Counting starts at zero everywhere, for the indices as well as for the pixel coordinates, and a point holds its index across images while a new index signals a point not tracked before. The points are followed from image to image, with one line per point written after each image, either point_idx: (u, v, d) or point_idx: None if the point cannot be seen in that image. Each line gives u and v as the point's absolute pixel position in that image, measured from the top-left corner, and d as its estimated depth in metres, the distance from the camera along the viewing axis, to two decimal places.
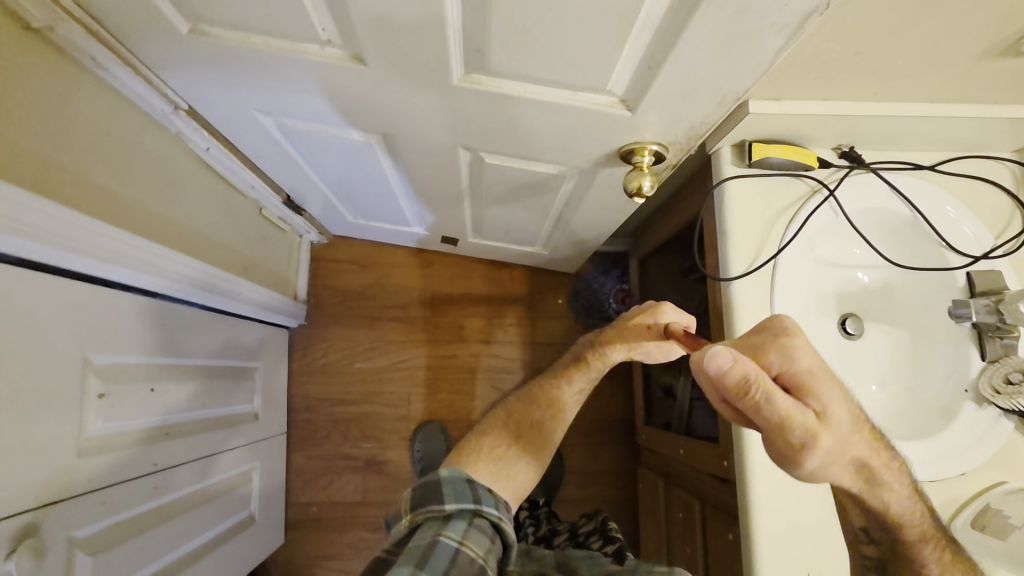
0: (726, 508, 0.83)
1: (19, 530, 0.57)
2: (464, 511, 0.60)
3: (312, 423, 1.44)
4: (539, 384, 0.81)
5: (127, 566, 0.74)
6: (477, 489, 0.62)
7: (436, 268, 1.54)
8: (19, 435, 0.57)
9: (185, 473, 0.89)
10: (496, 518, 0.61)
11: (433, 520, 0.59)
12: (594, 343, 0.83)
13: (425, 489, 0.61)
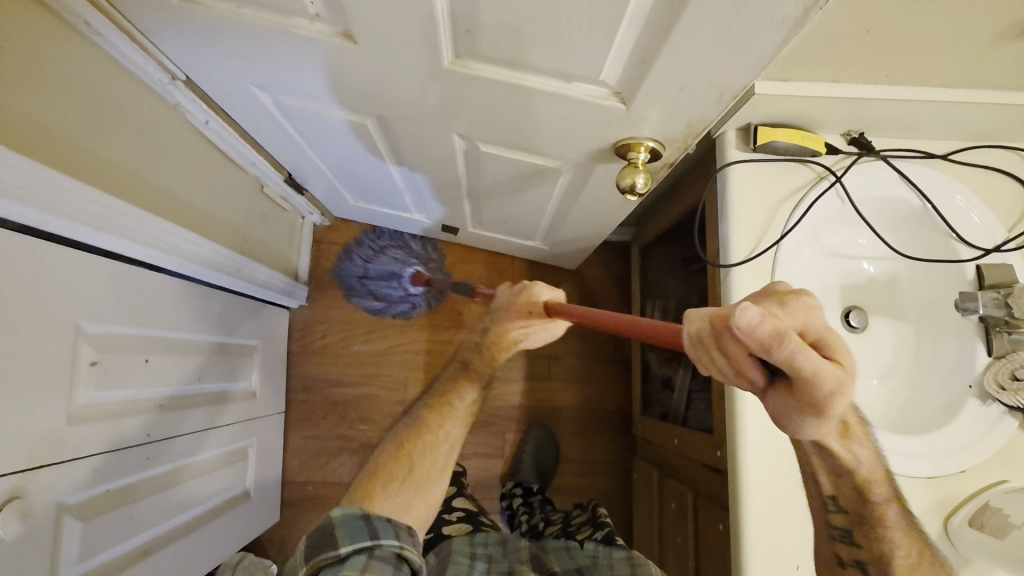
0: (716, 500, 0.82)
1: (4, 493, 0.57)
2: (361, 550, 0.59)
3: (310, 403, 1.45)
4: (428, 406, 0.79)
5: (117, 534, 0.75)
6: (371, 522, 0.62)
7: (437, 253, 1.52)
8: (6, 399, 0.57)
9: (179, 445, 0.89)
10: (395, 546, 0.60)
11: (328, 567, 0.58)
12: (480, 349, 0.85)
13: (319, 538, 0.61)
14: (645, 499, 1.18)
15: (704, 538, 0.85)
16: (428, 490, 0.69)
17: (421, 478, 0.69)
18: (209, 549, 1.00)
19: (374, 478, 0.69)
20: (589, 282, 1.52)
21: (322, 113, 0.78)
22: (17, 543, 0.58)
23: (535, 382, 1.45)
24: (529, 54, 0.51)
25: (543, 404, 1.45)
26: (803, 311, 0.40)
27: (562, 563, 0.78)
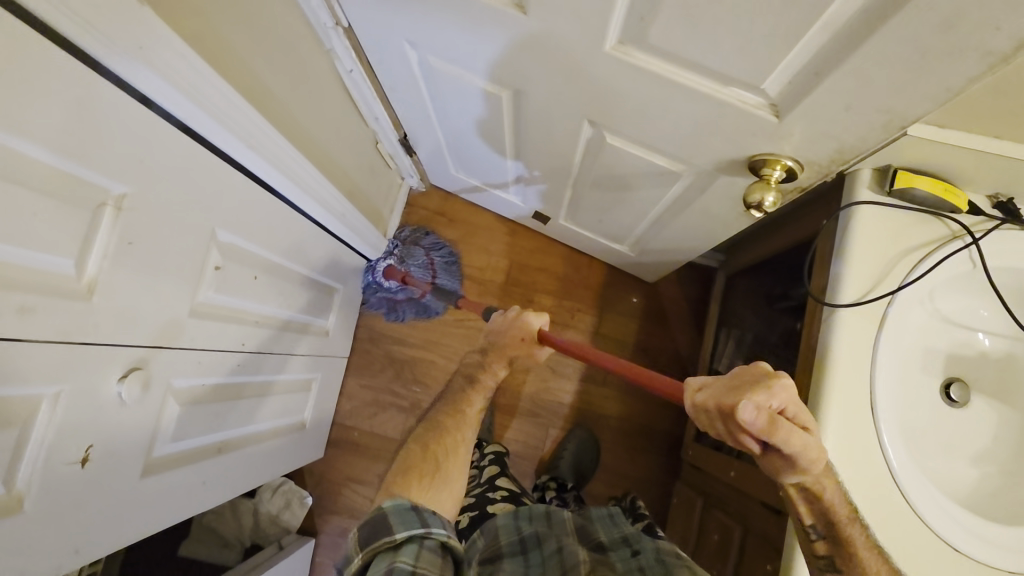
0: (767, 540, 0.80)
1: (134, 362, 0.63)
2: (413, 538, 0.63)
3: (372, 354, 1.50)
4: (438, 412, 0.80)
5: (202, 425, 0.81)
6: (422, 514, 0.65)
7: (520, 238, 1.54)
8: (153, 280, 0.63)
9: (262, 361, 0.96)
10: (443, 536, 0.64)
11: (383, 553, 0.62)
12: (481, 363, 0.84)
13: (372, 527, 0.65)
14: (682, 528, 1.16)
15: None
16: (454, 489, 0.72)
17: (447, 479, 0.72)
18: (265, 464, 1.06)
19: (403, 476, 0.71)
20: (663, 299, 1.50)
21: (461, 78, 0.81)
22: (133, 408, 0.64)
23: (589, 386, 1.45)
24: (697, 51, 0.52)
25: (593, 408, 1.44)
26: (783, 388, 0.51)
27: (608, 534, 0.82)
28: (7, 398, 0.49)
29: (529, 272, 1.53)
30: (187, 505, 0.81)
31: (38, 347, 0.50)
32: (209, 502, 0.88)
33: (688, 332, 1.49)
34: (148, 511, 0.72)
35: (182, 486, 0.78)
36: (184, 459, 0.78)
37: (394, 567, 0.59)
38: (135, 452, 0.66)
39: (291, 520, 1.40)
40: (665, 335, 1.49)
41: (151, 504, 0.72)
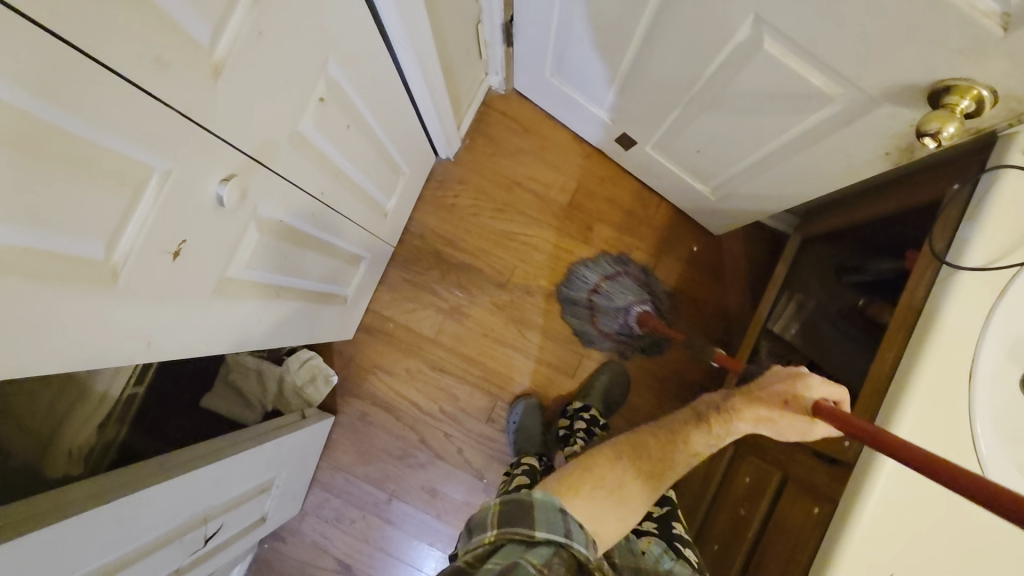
0: (813, 487, 0.80)
1: (236, 167, 0.59)
2: (552, 543, 0.61)
3: (420, 250, 1.44)
4: (643, 437, 0.78)
5: (270, 263, 0.79)
6: (567, 520, 0.64)
7: (591, 163, 1.48)
8: (272, 84, 0.59)
9: (328, 217, 0.92)
10: (583, 554, 0.62)
11: (519, 542, 0.61)
12: (717, 409, 0.79)
13: (519, 509, 0.64)
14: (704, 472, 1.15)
15: (780, 519, 0.84)
16: (626, 514, 0.70)
17: (627, 500, 0.71)
18: (311, 326, 1.05)
19: (570, 480, 0.71)
20: (723, 254, 1.46)
21: None
22: (224, 215, 0.61)
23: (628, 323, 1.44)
24: None
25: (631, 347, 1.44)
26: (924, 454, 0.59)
27: (622, 556, 0.75)
28: (124, 157, 0.45)
29: (614, 218, 1.46)
30: (240, 339, 0.79)
31: (156, 108, 0.45)
32: (260, 343, 0.86)
33: (742, 294, 1.45)
34: (209, 331, 0.68)
35: (241, 318, 0.76)
36: (250, 291, 0.76)
37: (523, 563, 0.58)
38: (214, 262, 0.63)
39: (311, 396, 1.38)
40: (717, 290, 1.46)
41: (214, 325, 0.69)
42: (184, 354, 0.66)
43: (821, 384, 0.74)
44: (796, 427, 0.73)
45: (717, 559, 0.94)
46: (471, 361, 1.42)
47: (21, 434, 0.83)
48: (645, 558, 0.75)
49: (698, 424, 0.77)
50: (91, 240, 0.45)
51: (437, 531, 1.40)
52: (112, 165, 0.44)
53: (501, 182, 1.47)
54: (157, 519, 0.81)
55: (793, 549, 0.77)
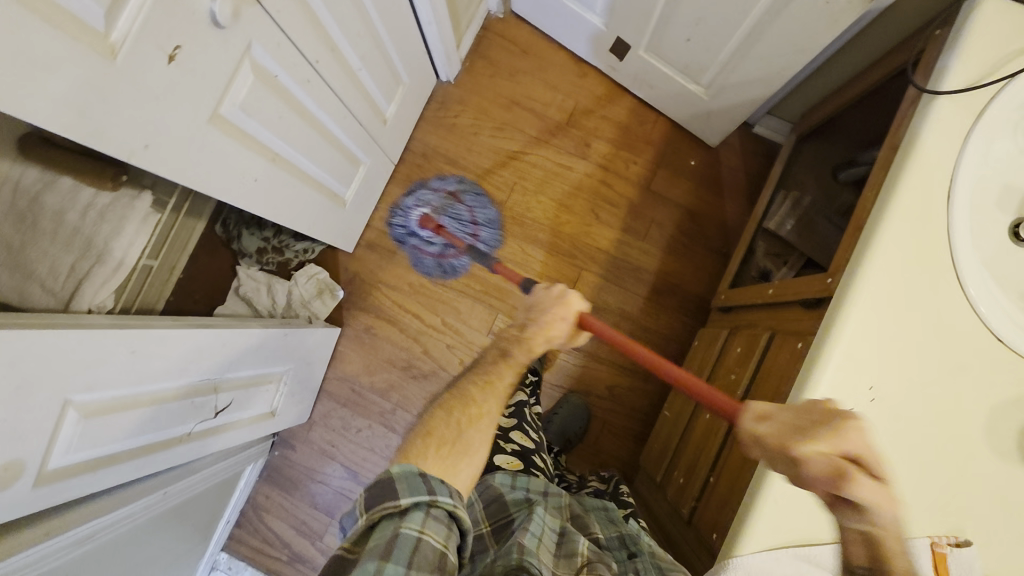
0: (800, 331, 0.81)
1: None
2: (419, 503, 0.62)
3: (422, 169, 1.48)
4: (463, 387, 0.78)
5: (265, 116, 0.84)
6: (429, 480, 0.64)
7: (588, 81, 1.49)
8: None
9: (325, 94, 0.97)
10: (450, 504, 0.64)
11: (389, 517, 0.62)
12: (512, 336, 0.83)
13: (377, 488, 0.64)
14: (700, 359, 1.18)
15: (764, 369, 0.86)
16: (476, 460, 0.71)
17: (468, 450, 0.71)
18: (309, 211, 1.12)
19: (422, 442, 0.71)
20: (722, 167, 1.47)
21: None
22: (218, 33, 0.65)
23: (628, 237, 1.46)
24: None
25: (630, 259, 1.45)
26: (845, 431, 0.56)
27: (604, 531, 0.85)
28: None
29: (610, 134, 1.48)
30: (237, 187, 0.85)
31: None
32: (258, 207, 0.94)
33: (740, 206, 1.46)
34: (200, 166, 0.74)
35: (233, 163, 0.81)
36: (242, 138, 0.81)
37: (400, 533, 0.60)
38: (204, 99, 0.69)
39: (319, 309, 1.41)
40: (716, 204, 1.47)
41: (215, 161, 0.77)
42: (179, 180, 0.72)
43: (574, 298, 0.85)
44: (559, 319, 0.83)
45: (709, 426, 0.96)
46: (473, 276, 1.46)
47: (42, 293, 0.89)
48: (625, 524, 0.86)
49: (503, 361, 0.80)
50: (94, 3, 0.50)
51: None
52: None
53: (500, 102, 1.50)
54: (168, 369, 0.87)
55: (777, 390, 0.78)
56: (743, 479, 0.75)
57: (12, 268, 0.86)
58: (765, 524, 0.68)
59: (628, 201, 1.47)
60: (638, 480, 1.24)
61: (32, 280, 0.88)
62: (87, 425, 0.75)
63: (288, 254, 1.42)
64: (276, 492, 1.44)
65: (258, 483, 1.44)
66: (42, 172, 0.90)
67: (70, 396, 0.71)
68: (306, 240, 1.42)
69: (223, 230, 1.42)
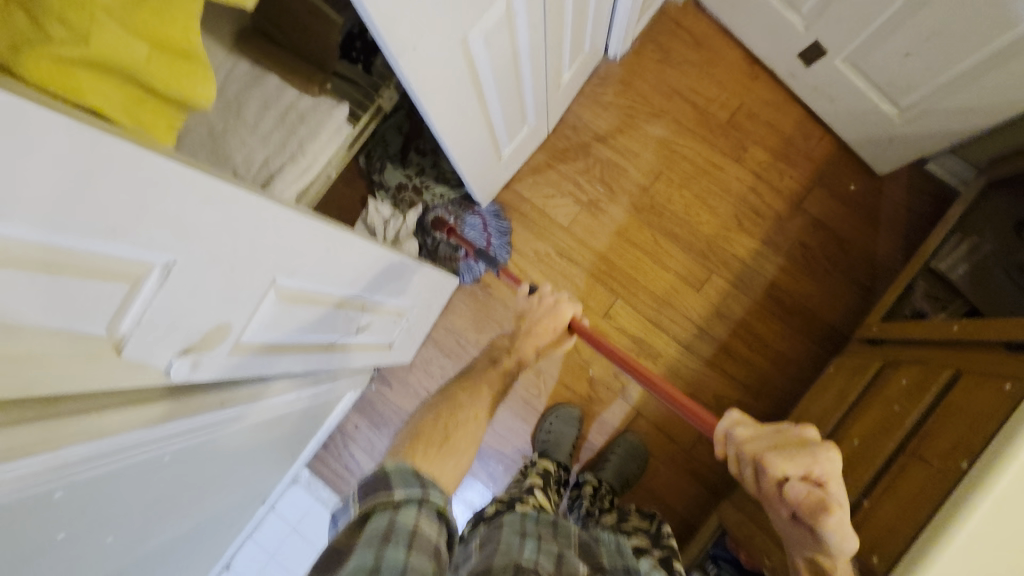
0: (1007, 371, 0.76)
1: None
2: (412, 499, 0.65)
3: (570, 140, 1.47)
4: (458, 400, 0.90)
5: (494, 53, 0.88)
6: (420, 479, 0.68)
7: (758, 85, 1.45)
8: None
9: (538, 45, 0.99)
10: (442, 505, 0.67)
11: (385, 507, 0.63)
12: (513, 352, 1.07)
13: (370, 484, 0.66)
14: (837, 387, 1.13)
15: (946, 406, 0.82)
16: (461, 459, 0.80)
17: (454, 449, 0.80)
18: (475, 155, 1.12)
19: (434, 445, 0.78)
20: (883, 199, 1.40)
21: None
22: None
23: (766, 250, 1.41)
24: None
25: (763, 273, 1.41)
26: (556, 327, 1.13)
27: (611, 559, 0.78)
28: None
29: (770, 142, 1.43)
30: (446, 111, 0.88)
31: None
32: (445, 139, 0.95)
33: (895, 242, 1.39)
34: (430, 80, 0.78)
35: (451, 89, 0.85)
36: (468, 65, 0.84)
37: (397, 522, 0.62)
38: (457, 18, 0.73)
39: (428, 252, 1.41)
40: (867, 234, 1.40)
41: (441, 76, 0.80)
42: (398, 73, 0.72)
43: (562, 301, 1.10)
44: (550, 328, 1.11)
45: (857, 454, 0.92)
46: (599, 257, 1.44)
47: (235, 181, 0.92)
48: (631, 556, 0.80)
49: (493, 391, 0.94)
50: None
51: (532, 409, 1.43)
52: None
53: (662, 90, 1.47)
54: (346, 274, 0.90)
55: (971, 429, 0.74)
56: (919, 511, 0.72)
57: (212, 150, 0.91)
58: (954, 563, 0.64)
59: (774, 213, 1.42)
60: (739, 493, 1.20)
61: (229, 165, 0.92)
62: (280, 307, 0.78)
63: (426, 195, 1.42)
64: (365, 423, 1.47)
65: (349, 412, 1.48)
66: (253, 68, 0.96)
67: (277, 276, 0.74)
68: (446, 186, 1.42)
69: (365, 161, 1.42)
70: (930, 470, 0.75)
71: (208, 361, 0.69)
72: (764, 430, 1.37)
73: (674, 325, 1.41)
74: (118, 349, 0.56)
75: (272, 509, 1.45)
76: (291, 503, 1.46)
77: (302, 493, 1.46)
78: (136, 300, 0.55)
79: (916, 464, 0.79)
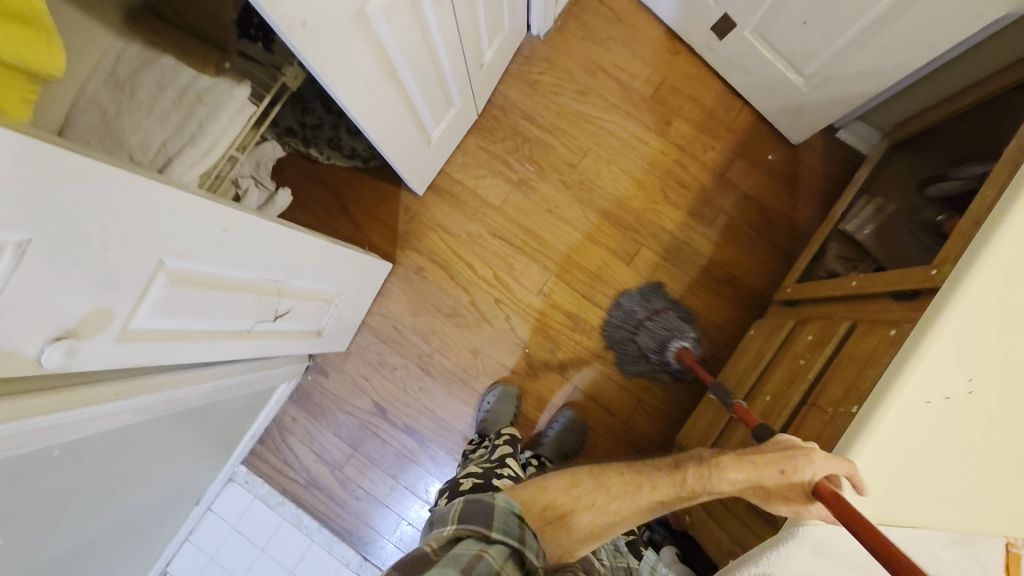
0: (890, 320, 0.80)
1: None
2: (507, 545, 0.60)
3: (499, 121, 1.46)
4: None
5: (401, 32, 0.87)
6: (524, 528, 0.63)
7: (679, 60, 1.47)
8: None
9: (447, 19, 0.97)
10: (533, 563, 0.61)
11: (475, 538, 0.60)
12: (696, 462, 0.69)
13: (474, 509, 0.63)
14: (757, 347, 1.17)
15: (841, 356, 0.85)
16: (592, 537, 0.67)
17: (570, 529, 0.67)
18: (400, 138, 1.10)
19: None
20: (801, 168, 1.45)
21: None
22: None
23: (692, 221, 1.44)
24: None
25: (690, 244, 1.44)
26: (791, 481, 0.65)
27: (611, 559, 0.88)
28: None
29: (692, 116, 1.46)
30: (356, 92, 0.86)
31: None
32: (362, 119, 0.93)
33: (812, 208, 1.44)
34: (332, 56, 0.75)
35: (357, 67, 0.82)
36: (375, 44, 0.83)
37: (483, 555, 0.57)
38: None
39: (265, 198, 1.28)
40: (787, 202, 1.44)
41: (347, 57, 0.78)
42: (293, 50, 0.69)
43: (820, 454, 0.63)
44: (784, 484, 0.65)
45: (768, 408, 0.96)
46: (532, 235, 1.44)
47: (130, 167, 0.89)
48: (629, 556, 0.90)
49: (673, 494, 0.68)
50: None
51: (471, 389, 1.43)
52: None
53: (586, 66, 1.47)
54: (252, 257, 0.87)
55: (860, 373, 0.78)
56: None
57: (104, 134, 0.87)
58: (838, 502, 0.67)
59: (699, 185, 1.45)
60: None
61: (123, 150, 0.88)
62: (173, 291, 0.75)
63: (313, 148, 1.35)
64: (303, 416, 1.44)
65: (287, 404, 1.45)
66: (144, 50, 0.91)
67: (164, 258, 0.71)
68: (337, 151, 1.37)
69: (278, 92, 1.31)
70: (824, 416, 0.79)
71: (90, 348, 0.66)
72: (697, 396, 1.40)
73: (608, 300, 1.43)
74: None
75: (210, 509, 1.41)
76: (231, 503, 1.42)
77: (241, 490, 1.43)
78: None
79: (814, 412, 0.82)
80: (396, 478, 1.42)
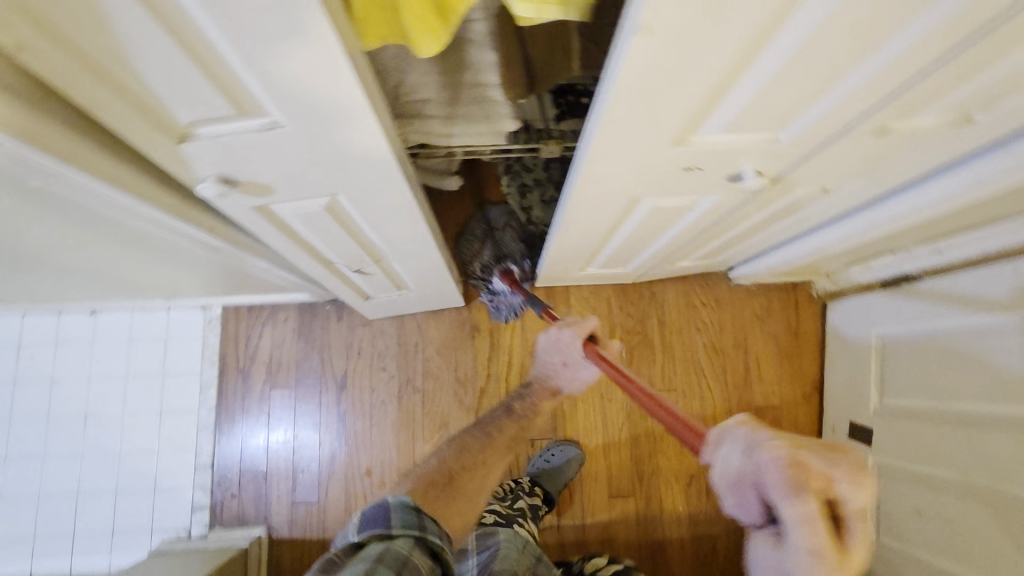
0: None
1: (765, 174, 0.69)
2: (411, 536, 0.61)
3: (638, 300, 1.49)
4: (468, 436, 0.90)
5: (647, 223, 0.92)
6: (422, 517, 0.64)
7: (803, 408, 1.45)
8: (833, 164, 0.68)
9: (683, 235, 1.01)
10: (440, 546, 0.62)
11: (376, 539, 0.60)
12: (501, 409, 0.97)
13: (371, 512, 0.64)
14: None
15: None
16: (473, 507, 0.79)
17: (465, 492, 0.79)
18: (567, 258, 1.15)
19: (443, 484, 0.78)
20: None
21: None
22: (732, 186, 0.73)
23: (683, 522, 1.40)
24: None
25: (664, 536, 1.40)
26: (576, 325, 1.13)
27: None
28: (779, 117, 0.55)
29: None
30: (575, 229, 0.91)
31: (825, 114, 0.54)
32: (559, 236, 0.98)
33: None
34: (589, 209, 0.80)
35: (597, 221, 0.87)
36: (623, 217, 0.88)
37: (387, 550, 0.58)
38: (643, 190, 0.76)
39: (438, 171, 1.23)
40: None
41: (597, 214, 0.83)
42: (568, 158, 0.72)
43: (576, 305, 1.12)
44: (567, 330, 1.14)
45: None
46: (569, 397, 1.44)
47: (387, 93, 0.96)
48: None
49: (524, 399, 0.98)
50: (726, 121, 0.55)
51: (408, 438, 1.45)
52: (783, 112, 0.54)
53: (737, 335, 1.48)
54: (389, 233, 0.93)
55: None
56: None
57: None
58: None
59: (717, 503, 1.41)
60: None
61: None
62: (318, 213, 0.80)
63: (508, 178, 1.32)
64: (292, 323, 1.47)
65: (292, 304, 1.48)
66: None
67: (340, 194, 0.76)
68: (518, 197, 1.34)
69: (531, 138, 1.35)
70: None
71: (233, 200, 0.71)
72: None
73: (567, 502, 1.40)
74: (182, 138, 0.58)
75: (168, 308, 1.47)
76: (183, 320, 1.46)
77: (198, 321, 1.47)
78: (229, 122, 0.57)
79: None
80: (294, 432, 1.44)
